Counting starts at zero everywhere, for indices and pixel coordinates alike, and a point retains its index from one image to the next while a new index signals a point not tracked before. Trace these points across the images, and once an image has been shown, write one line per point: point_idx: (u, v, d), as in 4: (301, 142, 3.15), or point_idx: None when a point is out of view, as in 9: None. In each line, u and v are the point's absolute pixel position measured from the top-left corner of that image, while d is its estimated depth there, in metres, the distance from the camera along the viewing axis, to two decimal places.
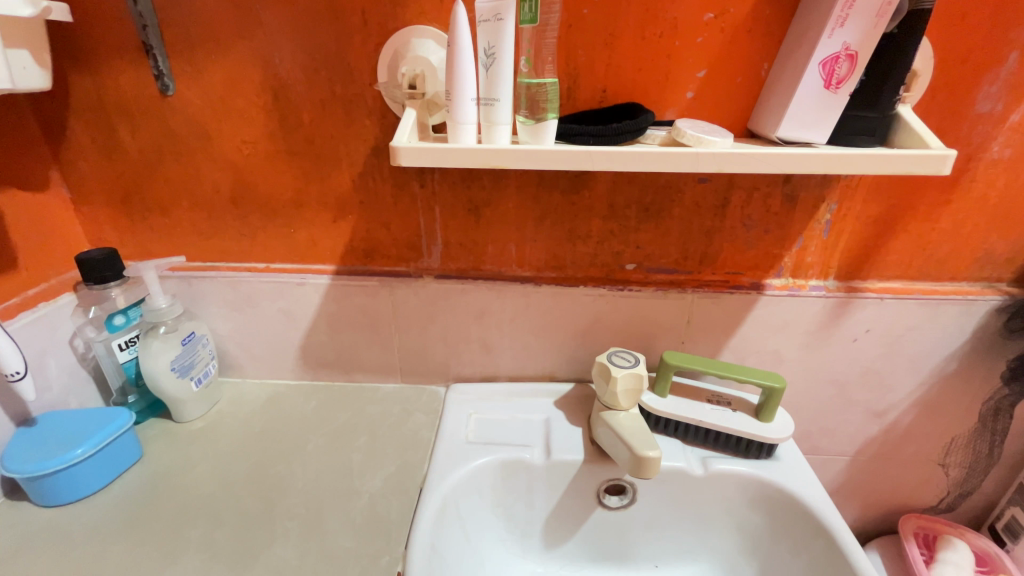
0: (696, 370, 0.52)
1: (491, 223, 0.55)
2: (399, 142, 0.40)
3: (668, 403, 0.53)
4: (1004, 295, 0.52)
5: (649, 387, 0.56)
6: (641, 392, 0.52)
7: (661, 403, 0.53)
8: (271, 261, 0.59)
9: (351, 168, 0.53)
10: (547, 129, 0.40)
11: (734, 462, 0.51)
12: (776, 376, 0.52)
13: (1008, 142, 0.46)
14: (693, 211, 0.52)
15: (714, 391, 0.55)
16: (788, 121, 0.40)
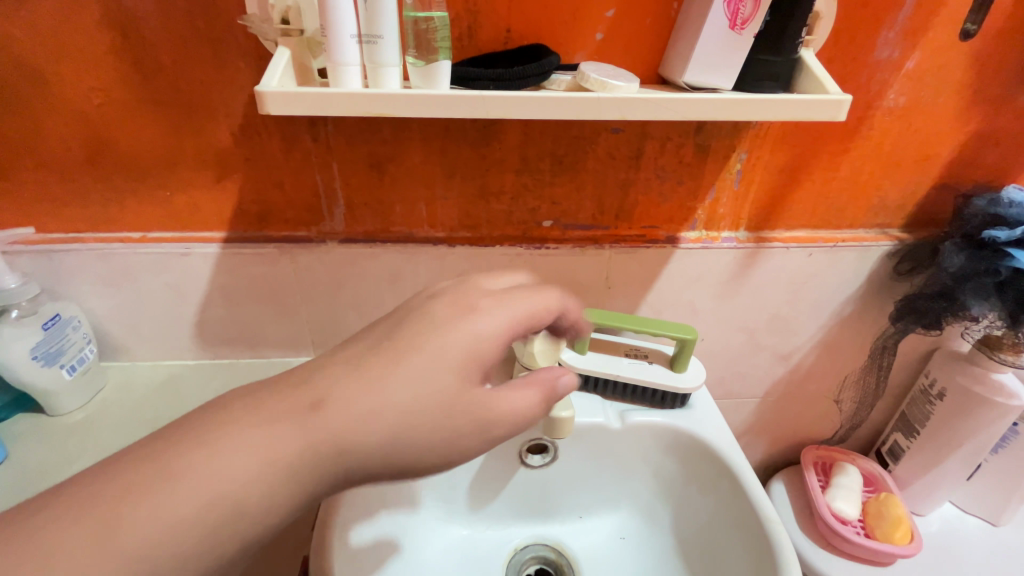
0: (614, 327, 0.51)
1: (397, 180, 0.50)
2: (266, 85, 0.35)
3: (587, 360, 0.53)
4: (895, 240, 0.54)
5: (569, 345, 0.55)
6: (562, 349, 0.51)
7: (580, 360, 0.53)
8: (147, 229, 0.52)
9: (229, 119, 0.47)
10: (439, 71, 0.36)
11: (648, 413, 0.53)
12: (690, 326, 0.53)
13: (903, 90, 0.47)
14: (607, 163, 0.50)
15: (632, 344, 0.55)
16: (694, 65, 0.39)
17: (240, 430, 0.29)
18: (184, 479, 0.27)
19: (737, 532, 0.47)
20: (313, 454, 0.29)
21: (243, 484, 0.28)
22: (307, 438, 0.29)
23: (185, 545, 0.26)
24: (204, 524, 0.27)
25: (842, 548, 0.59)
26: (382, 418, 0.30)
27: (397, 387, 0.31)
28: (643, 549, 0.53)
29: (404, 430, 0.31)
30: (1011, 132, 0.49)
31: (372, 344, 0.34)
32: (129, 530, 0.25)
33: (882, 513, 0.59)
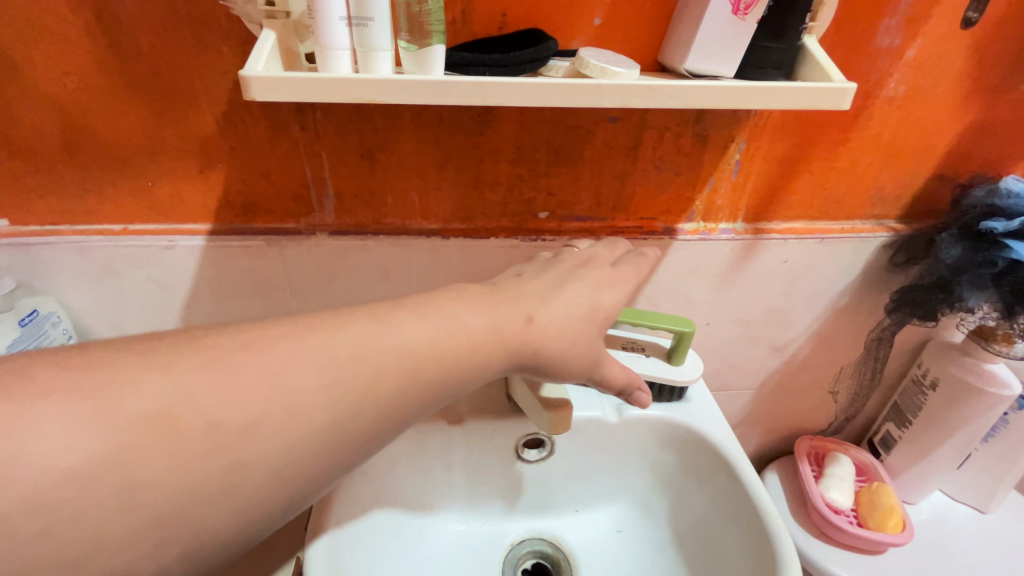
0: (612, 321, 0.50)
1: (389, 170, 0.49)
2: (250, 70, 0.33)
3: None
4: (891, 231, 0.54)
5: None
6: None
7: None
8: (128, 221, 0.50)
9: (213, 106, 0.45)
10: (432, 56, 0.35)
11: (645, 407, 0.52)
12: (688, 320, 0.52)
13: (903, 78, 0.46)
14: (604, 152, 0.49)
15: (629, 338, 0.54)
16: (695, 52, 0.38)
17: (458, 311, 0.34)
18: (418, 342, 0.32)
19: (734, 525, 0.47)
20: (507, 346, 0.35)
21: (454, 348, 0.33)
22: (507, 330, 0.35)
23: (407, 392, 0.32)
24: (426, 379, 0.32)
25: (835, 538, 0.60)
26: (564, 326, 0.36)
27: (570, 303, 0.37)
28: (639, 542, 0.53)
29: (574, 339, 0.37)
30: (1009, 122, 0.49)
31: (542, 268, 0.41)
32: (373, 363, 0.31)
33: (874, 502, 0.60)
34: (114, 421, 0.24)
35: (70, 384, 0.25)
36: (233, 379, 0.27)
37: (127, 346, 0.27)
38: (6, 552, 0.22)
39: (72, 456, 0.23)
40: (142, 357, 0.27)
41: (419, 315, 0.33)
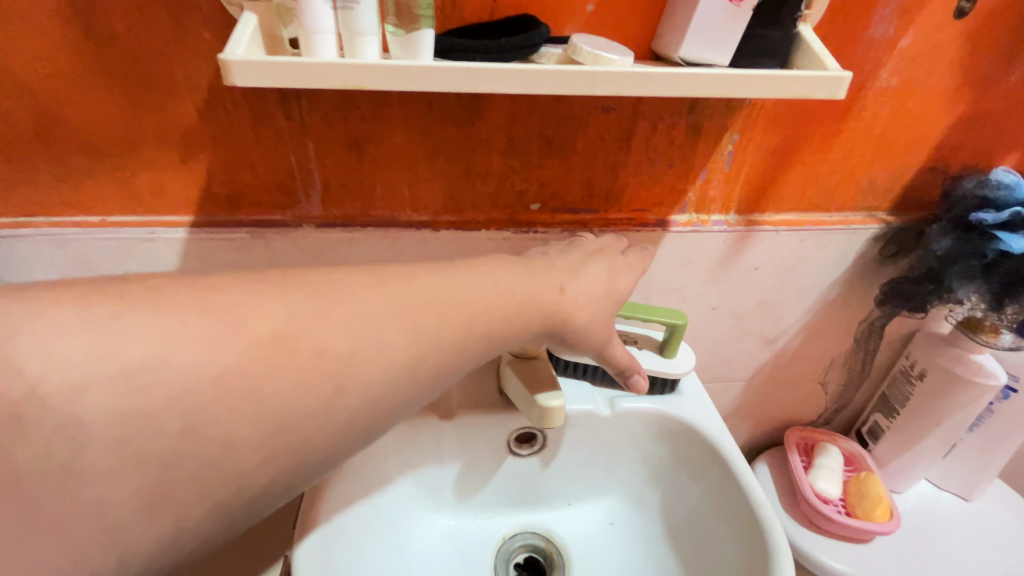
0: None
1: (377, 161, 0.48)
2: (230, 54, 0.32)
3: None
4: (882, 223, 0.54)
5: None
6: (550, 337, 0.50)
7: None
8: (106, 213, 0.49)
9: (193, 94, 0.43)
10: (420, 41, 0.34)
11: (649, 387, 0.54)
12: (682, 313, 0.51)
13: (896, 69, 0.46)
14: (597, 143, 0.48)
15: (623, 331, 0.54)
16: (690, 39, 0.37)
17: (510, 274, 0.38)
18: (476, 302, 0.35)
19: (726, 517, 0.47)
20: (550, 312, 0.38)
21: (497, 314, 0.36)
22: (541, 298, 0.38)
23: (455, 352, 0.34)
24: (479, 338, 0.35)
25: (824, 527, 0.60)
26: (594, 297, 0.40)
27: (599, 278, 0.41)
28: (631, 534, 0.53)
29: (600, 313, 0.41)
30: (999, 114, 0.49)
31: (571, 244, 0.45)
32: (434, 320, 0.34)
33: (863, 492, 0.60)
34: (235, 345, 0.28)
35: (198, 308, 0.29)
36: (327, 320, 0.31)
37: (236, 283, 0.31)
38: (143, 427, 0.26)
39: (197, 373, 0.27)
40: (246, 289, 0.31)
41: (478, 276, 0.37)
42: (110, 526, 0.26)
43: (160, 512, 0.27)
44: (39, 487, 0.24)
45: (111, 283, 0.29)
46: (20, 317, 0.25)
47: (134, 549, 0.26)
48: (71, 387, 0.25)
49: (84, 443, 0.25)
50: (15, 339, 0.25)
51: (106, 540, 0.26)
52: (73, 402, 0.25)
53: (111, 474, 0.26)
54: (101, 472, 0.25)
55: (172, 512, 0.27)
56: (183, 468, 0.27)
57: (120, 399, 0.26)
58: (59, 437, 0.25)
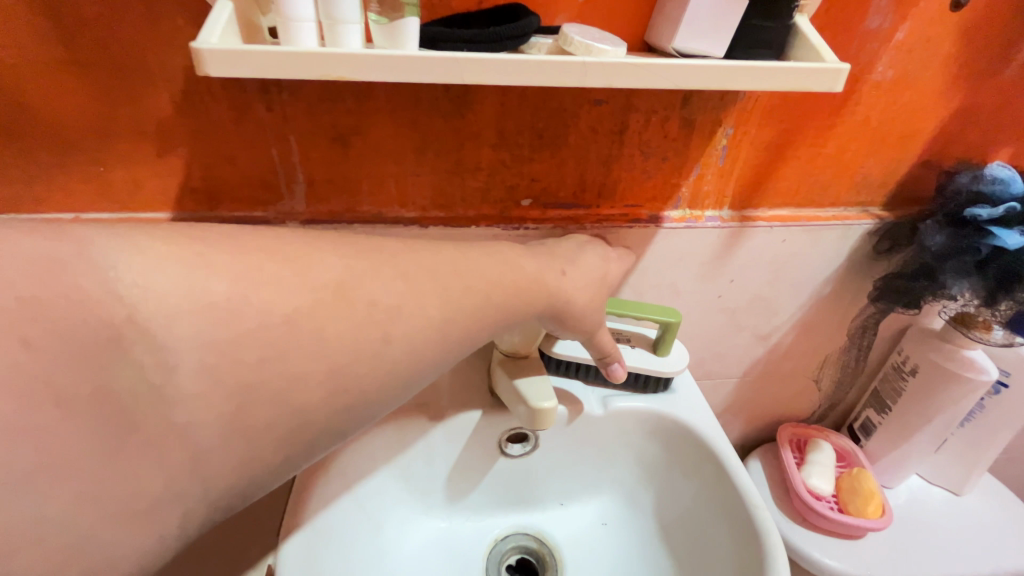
0: None
1: (363, 155, 0.46)
2: (203, 41, 0.30)
3: (567, 345, 0.51)
4: (876, 218, 0.54)
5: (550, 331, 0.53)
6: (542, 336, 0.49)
7: (561, 346, 0.51)
8: (81, 210, 0.47)
9: (170, 85, 0.41)
10: (404, 29, 0.32)
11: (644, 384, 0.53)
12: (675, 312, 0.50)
13: (891, 62, 0.45)
14: (589, 137, 0.47)
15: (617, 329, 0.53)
16: (684, 30, 0.36)
17: (521, 255, 0.41)
18: (497, 275, 0.38)
19: (720, 517, 0.47)
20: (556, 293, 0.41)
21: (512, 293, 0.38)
22: (549, 281, 0.41)
23: (467, 330, 0.36)
24: (490, 318, 0.37)
25: (817, 524, 0.60)
26: (590, 282, 0.44)
27: (593, 265, 0.45)
28: (624, 535, 0.52)
29: (597, 298, 0.44)
30: (993, 108, 0.48)
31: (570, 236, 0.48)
32: (452, 292, 0.35)
33: (855, 488, 0.60)
34: (302, 292, 0.30)
35: (264, 256, 0.30)
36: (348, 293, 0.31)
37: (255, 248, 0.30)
38: (227, 360, 0.27)
39: (270, 316, 0.28)
40: (296, 245, 0.32)
41: (496, 252, 0.39)
42: (193, 452, 0.26)
43: (232, 444, 0.28)
44: (131, 409, 0.25)
45: (178, 229, 0.30)
46: (113, 248, 0.26)
47: (206, 480, 0.27)
48: (166, 315, 0.26)
49: (174, 368, 0.26)
50: (112, 266, 0.25)
51: (186, 467, 0.26)
52: (165, 332, 0.26)
53: (196, 401, 0.26)
54: (187, 398, 0.26)
55: (243, 446, 0.28)
56: (253, 405, 0.28)
57: (206, 330, 0.27)
58: (149, 362, 0.25)
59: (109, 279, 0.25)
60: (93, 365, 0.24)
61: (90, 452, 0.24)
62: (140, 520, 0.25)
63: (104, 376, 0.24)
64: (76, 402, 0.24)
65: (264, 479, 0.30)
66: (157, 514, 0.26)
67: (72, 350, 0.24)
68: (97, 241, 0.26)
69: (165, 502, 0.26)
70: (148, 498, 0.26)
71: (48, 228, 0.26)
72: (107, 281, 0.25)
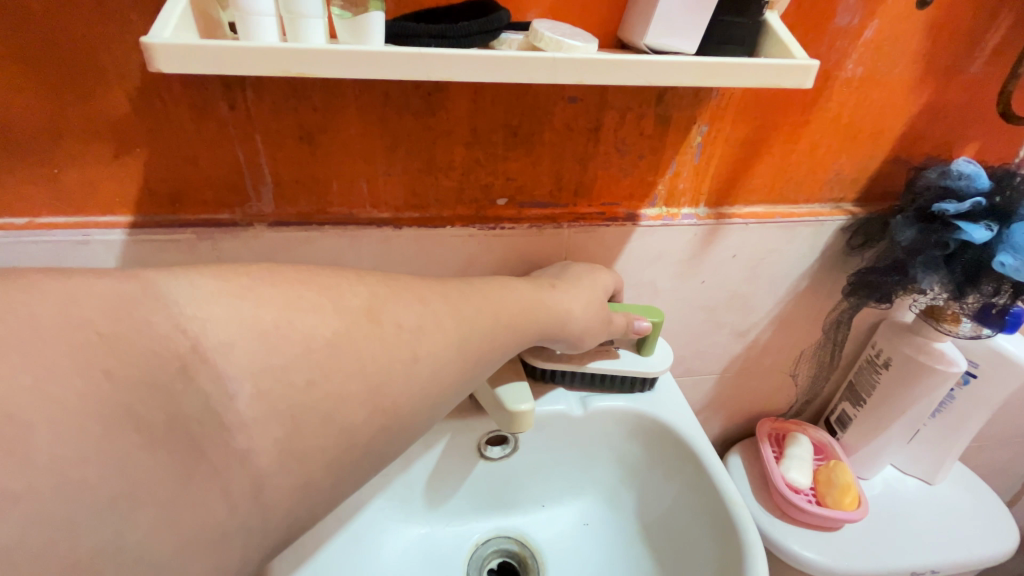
0: None
1: (332, 155, 0.45)
2: (155, 37, 0.29)
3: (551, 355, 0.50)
4: (848, 214, 0.54)
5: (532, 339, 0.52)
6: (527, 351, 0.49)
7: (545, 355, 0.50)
8: (34, 213, 0.45)
9: (124, 82, 0.40)
10: (368, 24, 0.31)
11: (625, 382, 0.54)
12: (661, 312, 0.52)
13: (861, 60, 0.45)
14: (564, 135, 0.46)
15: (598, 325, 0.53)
16: (656, 26, 0.35)
17: (523, 281, 0.43)
18: (500, 301, 0.39)
19: (701, 516, 0.47)
20: (557, 307, 0.43)
21: (512, 314, 0.39)
22: (549, 302, 0.43)
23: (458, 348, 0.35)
24: (470, 318, 0.36)
25: (796, 517, 0.61)
26: (590, 301, 0.46)
27: (585, 283, 0.47)
28: (607, 535, 0.52)
29: (597, 313, 0.46)
30: (959, 105, 0.49)
31: (563, 265, 0.50)
32: (429, 301, 0.35)
33: (832, 480, 0.61)
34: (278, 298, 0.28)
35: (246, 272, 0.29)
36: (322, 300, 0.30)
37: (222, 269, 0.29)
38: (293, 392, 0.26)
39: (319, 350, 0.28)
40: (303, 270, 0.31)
41: (502, 284, 0.41)
42: (257, 478, 0.25)
43: (290, 475, 0.26)
44: (210, 446, 0.24)
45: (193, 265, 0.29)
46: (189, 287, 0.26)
47: (267, 514, 0.25)
48: (236, 346, 0.25)
49: (245, 397, 0.25)
50: (174, 302, 0.25)
51: (250, 496, 0.25)
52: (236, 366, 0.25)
53: (257, 426, 0.25)
54: (256, 427, 0.25)
55: (284, 469, 0.26)
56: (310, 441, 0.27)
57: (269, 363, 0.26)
58: (214, 389, 0.24)
59: (173, 314, 0.24)
60: (163, 393, 0.23)
61: (174, 494, 0.22)
62: (213, 565, 0.23)
63: (172, 404, 0.23)
64: (165, 440, 0.22)
65: (313, 511, 0.28)
66: (229, 552, 0.24)
67: (141, 378, 0.22)
68: (168, 280, 0.26)
69: (228, 536, 0.24)
70: (216, 536, 0.23)
71: (105, 271, 0.25)
72: (172, 315, 0.24)
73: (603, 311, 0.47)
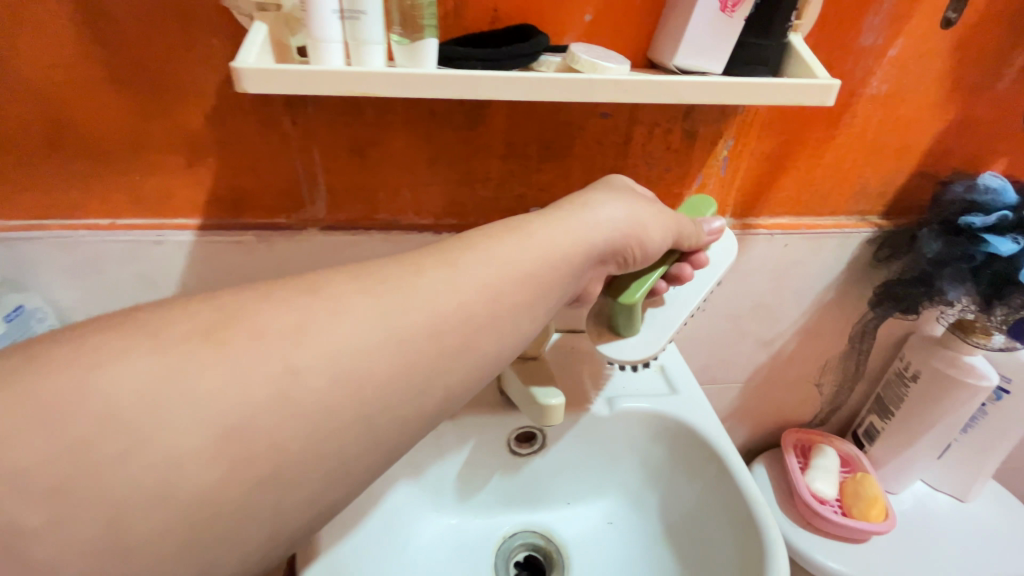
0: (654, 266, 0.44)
1: (380, 165, 0.49)
2: (242, 62, 0.33)
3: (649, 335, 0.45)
4: (874, 226, 0.55)
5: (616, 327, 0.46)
6: (626, 355, 0.44)
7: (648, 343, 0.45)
8: (116, 216, 0.50)
9: (202, 99, 0.44)
10: (424, 49, 0.35)
11: (650, 384, 0.55)
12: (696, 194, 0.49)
13: (885, 77, 0.47)
14: (595, 149, 0.49)
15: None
16: (685, 48, 0.38)
17: (532, 216, 0.35)
18: (513, 253, 0.32)
19: (724, 517, 0.48)
20: (583, 238, 0.36)
21: (514, 243, 0.33)
22: (573, 222, 0.36)
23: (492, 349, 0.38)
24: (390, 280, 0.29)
25: (821, 528, 0.61)
26: (638, 215, 0.39)
27: (614, 199, 0.39)
28: (630, 534, 0.53)
29: (644, 214, 0.40)
30: (987, 120, 0.50)
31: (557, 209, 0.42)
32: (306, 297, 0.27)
33: (859, 492, 0.61)
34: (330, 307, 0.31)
35: None
36: None
37: None
38: None
39: None
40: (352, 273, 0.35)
41: (497, 229, 0.34)
42: None
43: None
44: None
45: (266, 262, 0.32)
46: None
47: None
48: None
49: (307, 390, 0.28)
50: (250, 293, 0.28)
51: None
52: None
53: None
54: None
55: None
56: None
57: None
58: None
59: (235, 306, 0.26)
60: None
61: None
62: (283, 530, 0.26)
63: None
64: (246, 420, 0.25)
65: None
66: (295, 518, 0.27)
67: None
68: None
69: None
70: None
71: None
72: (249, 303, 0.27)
73: (656, 220, 0.40)
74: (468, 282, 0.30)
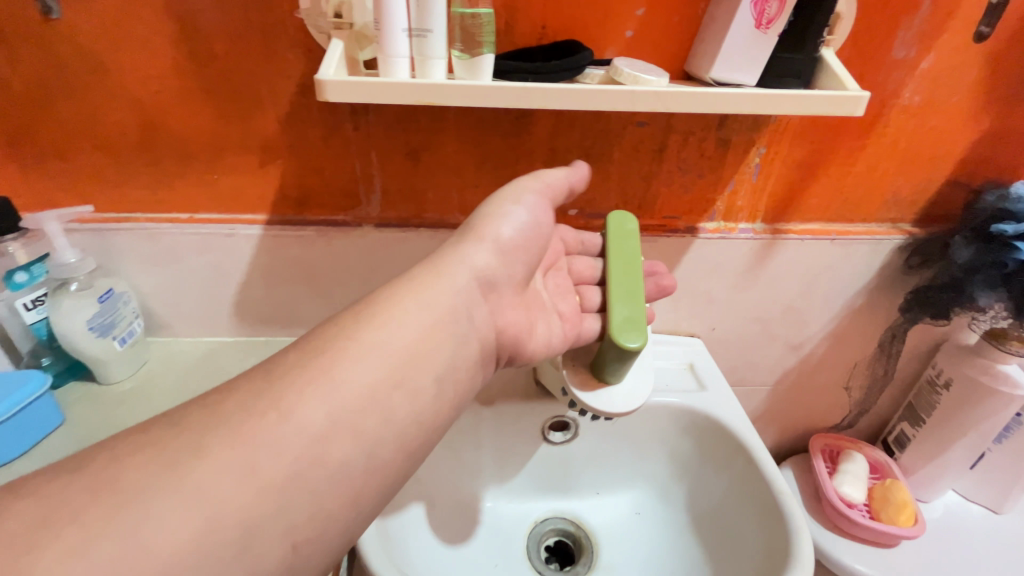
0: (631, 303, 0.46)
1: (431, 168, 0.53)
2: (324, 75, 0.38)
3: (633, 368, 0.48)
4: (906, 234, 0.57)
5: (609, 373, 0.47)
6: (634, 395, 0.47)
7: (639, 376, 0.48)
8: (194, 210, 0.55)
9: (276, 107, 0.50)
10: (483, 63, 0.39)
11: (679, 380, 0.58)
12: (610, 218, 0.50)
13: (917, 89, 0.49)
14: (632, 155, 0.52)
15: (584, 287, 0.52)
16: (721, 61, 0.41)
17: (378, 309, 0.36)
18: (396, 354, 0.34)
19: (751, 509, 0.50)
20: (447, 286, 0.39)
21: (375, 345, 0.34)
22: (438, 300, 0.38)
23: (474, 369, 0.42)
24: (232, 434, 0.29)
25: (848, 531, 0.62)
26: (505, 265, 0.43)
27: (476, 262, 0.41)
28: (657, 524, 0.56)
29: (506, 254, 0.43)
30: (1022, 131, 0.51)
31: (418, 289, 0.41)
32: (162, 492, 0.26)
33: (887, 497, 0.61)
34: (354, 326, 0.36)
35: None
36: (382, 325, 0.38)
37: None
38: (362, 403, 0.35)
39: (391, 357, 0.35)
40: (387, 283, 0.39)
41: (343, 340, 0.34)
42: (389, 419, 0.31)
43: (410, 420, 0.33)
44: None
45: None
46: None
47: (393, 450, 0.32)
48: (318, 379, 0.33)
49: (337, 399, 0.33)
50: None
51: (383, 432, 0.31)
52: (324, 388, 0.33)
53: None
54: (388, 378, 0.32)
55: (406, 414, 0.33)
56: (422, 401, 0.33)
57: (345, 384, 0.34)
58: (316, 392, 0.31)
59: None
60: None
61: None
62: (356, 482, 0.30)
63: None
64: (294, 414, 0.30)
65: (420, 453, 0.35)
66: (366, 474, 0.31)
67: None
68: None
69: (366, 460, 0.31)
70: None
71: None
72: None
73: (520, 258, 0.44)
74: (343, 376, 0.32)
